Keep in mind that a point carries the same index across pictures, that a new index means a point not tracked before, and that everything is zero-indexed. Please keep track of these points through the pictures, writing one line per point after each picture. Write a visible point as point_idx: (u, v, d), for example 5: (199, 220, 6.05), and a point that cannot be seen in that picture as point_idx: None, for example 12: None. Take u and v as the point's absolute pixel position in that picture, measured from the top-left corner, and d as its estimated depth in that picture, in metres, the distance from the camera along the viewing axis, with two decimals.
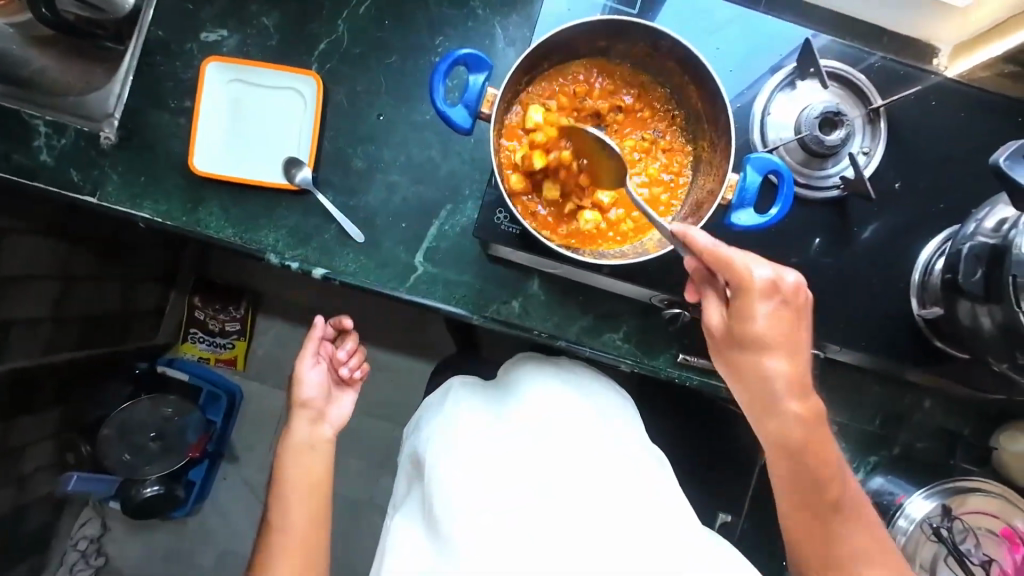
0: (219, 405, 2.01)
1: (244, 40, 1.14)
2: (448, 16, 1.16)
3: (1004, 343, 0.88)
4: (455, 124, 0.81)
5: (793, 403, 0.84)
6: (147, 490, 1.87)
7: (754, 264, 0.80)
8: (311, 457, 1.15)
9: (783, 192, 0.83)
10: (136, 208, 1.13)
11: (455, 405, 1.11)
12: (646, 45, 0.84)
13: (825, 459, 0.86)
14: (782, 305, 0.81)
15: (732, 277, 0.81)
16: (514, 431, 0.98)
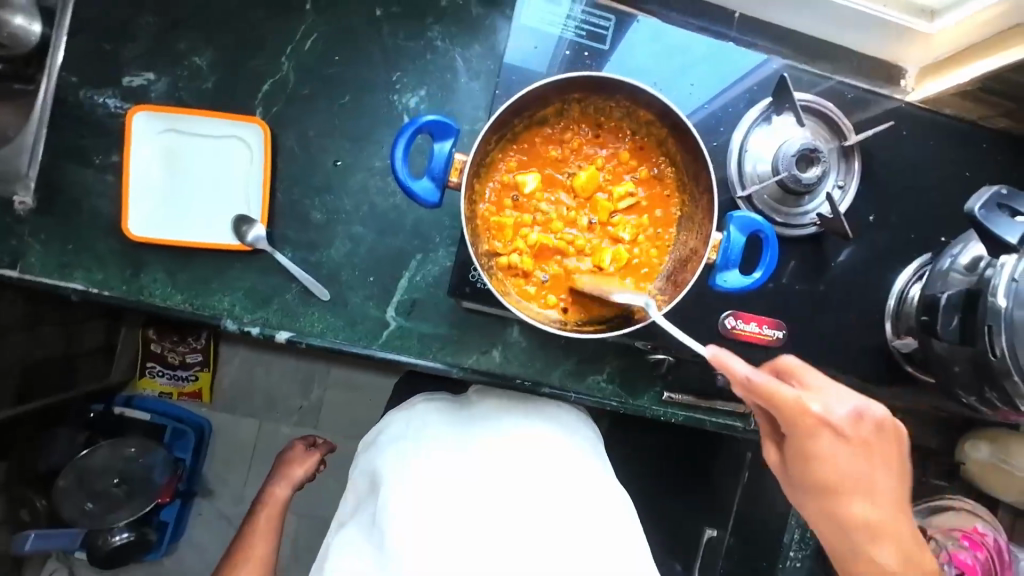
0: (185, 441, 1.91)
1: (174, 83, 1.02)
2: (404, 48, 1.06)
3: (973, 376, 0.88)
4: (421, 198, 0.74)
5: (862, 509, 0.77)
6: (117, 538, 1.77)
7: (811, 401, 0.76)
8: (271, 523, 1.26)
9: (766, 257, 0.79)
10: (66, 279, 1.01)
11: (431, 427, 1.01)
12: (619, 96, 0.79)
13: (850, 473, 0.77)
14: (841, 438, 0.76)
15: (784, 415, 0.77)
16: (497, 480, 0.92)
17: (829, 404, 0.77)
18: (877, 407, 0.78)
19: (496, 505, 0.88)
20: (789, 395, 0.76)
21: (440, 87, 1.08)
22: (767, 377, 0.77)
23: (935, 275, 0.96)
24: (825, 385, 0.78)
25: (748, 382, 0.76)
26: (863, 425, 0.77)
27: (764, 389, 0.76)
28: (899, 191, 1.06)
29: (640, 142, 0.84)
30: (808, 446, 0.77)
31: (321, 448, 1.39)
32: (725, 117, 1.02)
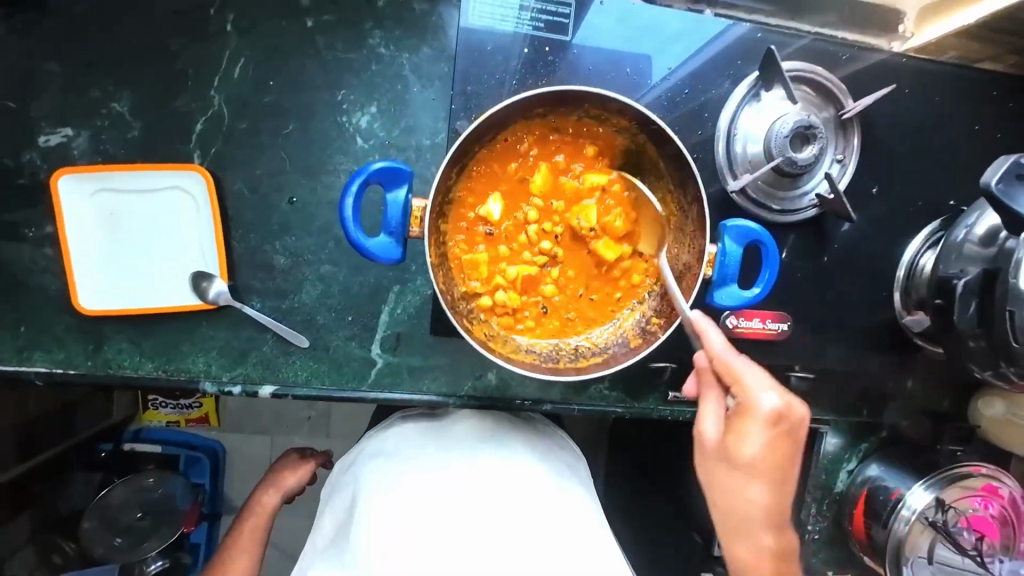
0: (202, 466, 1.63)
1: (97, 136, 0.92)
2: (345, 62, 0.95)
3: (989, 352, 0.81)
4: (379, 257, 0.66)
5: (759, 496, 0.72)
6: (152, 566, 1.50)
7: (766, 392, 0.70)
8: (257, 535, 1.17)
9: (765, 274, 0.74)
10: (26, 363, 0.95)
11: (388, 458, 0.95)
12: (594, 105, 0.72)
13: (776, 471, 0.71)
14: (786, 432, 0.71)
15: (738, 397, 0.71)
16: (459, 499, 0.85)
17: (784, 395, 0.71)
18: (796, 402, 0.71)
19: (459, 526, 0.82)
20: (750, 380, 0.71)
21: (391, 100, 0.96)
22: (736, 357, 0.73)
23: (947, 248, 0.88)
24: (768, 378, 0.72)
25: (720, 361, 0.73)
26: (783, 427, 0.70)
27: (729, 371, 0.72)
28: (905, 159, 1.00)
29: (611, 152, 0.76)
30: (741, 427, 0.71)
31: (314, 458, 1.26)
32: (710, 98, 0.94)
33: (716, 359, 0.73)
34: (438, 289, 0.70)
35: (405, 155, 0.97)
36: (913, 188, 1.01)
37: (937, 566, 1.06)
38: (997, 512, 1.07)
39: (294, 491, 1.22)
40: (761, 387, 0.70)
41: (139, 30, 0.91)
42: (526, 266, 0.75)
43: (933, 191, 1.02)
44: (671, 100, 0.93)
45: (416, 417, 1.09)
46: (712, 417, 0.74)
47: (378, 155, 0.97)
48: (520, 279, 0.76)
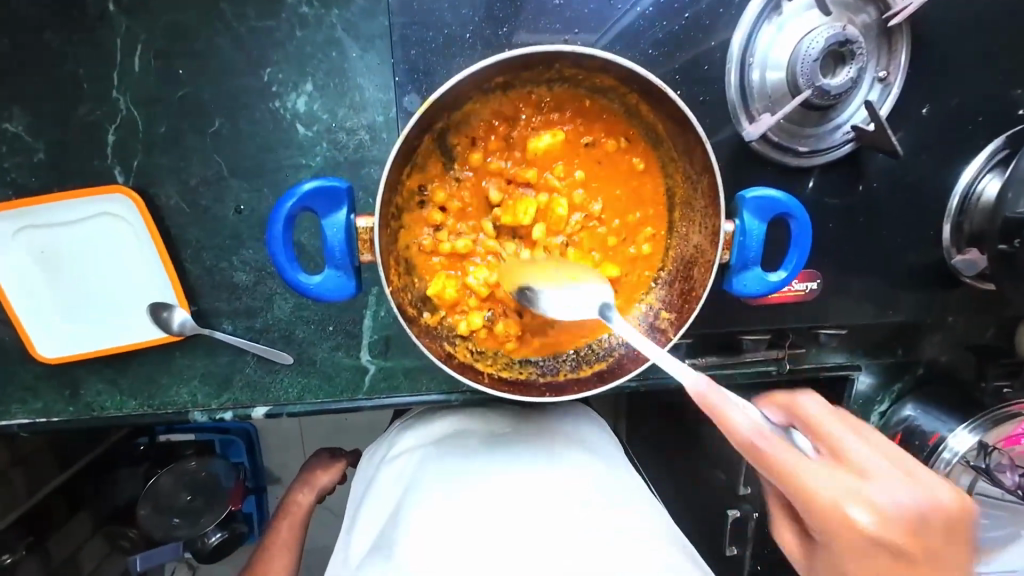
0: (238, 447, 1.47)
1: (1, 165, 0.80)
2: (262, 32, 0.78)
3: None
4: (330, 299, 0.58)
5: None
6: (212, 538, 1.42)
7: (854, 503, 0.49)
8: (291, 537, 1.05)
9: (792, 257, 0.63)
10: (6, 416, 0.89)
11: (420, 471, 0.78)
12: (568, 66, 0.57)
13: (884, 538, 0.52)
14: (894, 559, 0.49)
15: (799, 499, 0.50)
16: (505, 505, 0.69)
17: (872, 498, 0.50)
18: (945, 489, 0.52)
19: (506, 534, 0.65)
20: (825, 489, 0.49)
21: (328, 72, 0.80)
22: (788, 450, 0.50)
23: (1016, 175, 0.73)
24: (874, 459, 0.52)
25: (754, 451, 0.51)
26: (925, 530, 0.50)
27: (773, 468, 0.50)
28: (959, 66, 0.83)
29: (598, 120, 0.62)
30: (844, 562, 0.49)
31: (346, 457, 1.10)
32: (716, 17, 0.76)
33: (748, 452, 0.51)
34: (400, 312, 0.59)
35: (357, 138, 0.82)
36: (969, 101, 0.84)
37: (976, 500, 1.02)
38: None
39: (328, 490, 1.08)
40: (828, 488, 0.50)
41: (8, 28, 0.76)
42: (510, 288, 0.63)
43: (989, 97, 0.84)
44: (665, 30, 0.76)
45: (432, 411, 0.93)
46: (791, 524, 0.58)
47: (325, 142, 0.82)
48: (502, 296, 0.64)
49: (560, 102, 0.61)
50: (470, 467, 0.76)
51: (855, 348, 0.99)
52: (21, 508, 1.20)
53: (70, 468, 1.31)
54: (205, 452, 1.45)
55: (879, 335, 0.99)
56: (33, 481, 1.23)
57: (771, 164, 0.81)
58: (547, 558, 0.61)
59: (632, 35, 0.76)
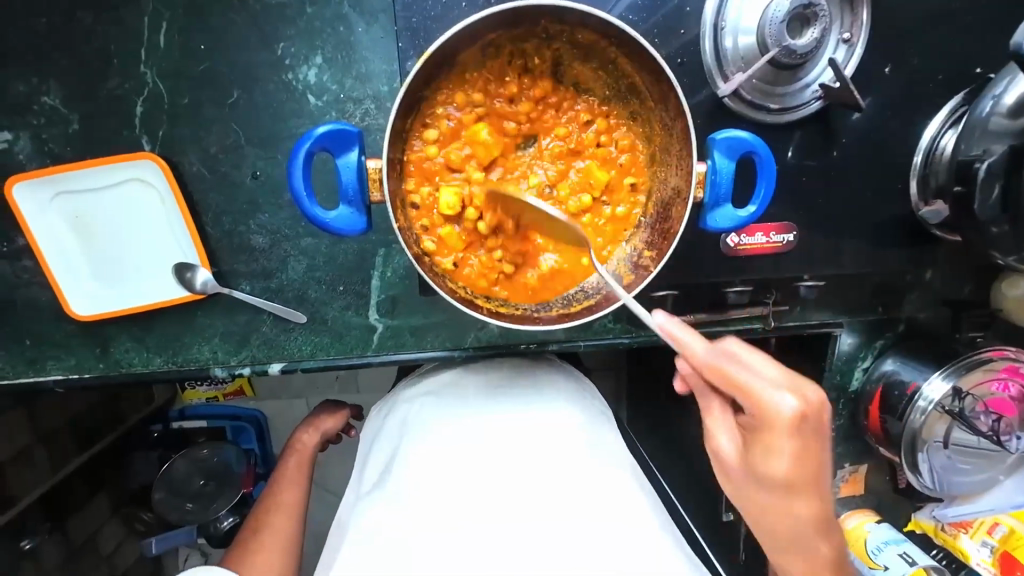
0: (248, 433, 1.55)
1: (38, 136, 0.87)
2: (276, 9, 0.86)
3: (1014, 235, 0.75)
4: (345, 233, 0.66)
5: (805, 510, 0.67)
6: (225, 523, 1.47)
7: (782, 392, 0.61)
8: (300, 474, 1.11)
9: (761, 190, 0.70)
10: (42, 372, 0.96)
11: (421, 417, 0.84)
12: (553, 20, 0.64)
13: (808, 480, 0.64)
14: (807, 433, 0.62)
15: (747, 398, 0.63)
16: (502, 460, 0.74)
17: (796, 388, 0.62)
18: (813, 386, 0.63)
19: (508, 494, 0.70)
20: (758, 386, 0.62)
21: (337, 46, 0.87)
22: (739, 367, 0.63)
23: (969, 126, 0.78)
24: (771, 371, 0.64)
25: (711, 368, 0.65)
26: (820, 415, 0.62)
27: (729, 381, 0.64)
28: (918, 28, 0.89)
29: (581, 76, 0.69)
30: (770, 441, 0.63)
31: (349, 406, 1.20)
32: None
33: (710, 371, 0.65)
34: (405, 247, 0.66)
35: (363, 107, 0.89)
36: (931, 60, 0.90)
37: (953, 449, 1.08)
38: (1016, 391, 1.06)
39: (333, 433, 1.16)
40: (763, 382, 0.62)
41: (45, 9, 0.84)
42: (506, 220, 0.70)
43: (949, 58, 0.90)
44: None
45: (439, 365, 1.00)
46: (726, 429, 0.70)
47: (334, 111, 0.89)
48: (500, 224, 0.70)
49: (558, 58, 0.68)
50: (476, 417, 0.82)
51: (836, 302, 1.04)
52: (46, 484, 1.28)
53: (91, 448, 1.39)
54: (215, 438, 1.54)
55: (856, 290, 1.04)
56: (56, 460, 1.30)
57: (747, 122, 0.87)
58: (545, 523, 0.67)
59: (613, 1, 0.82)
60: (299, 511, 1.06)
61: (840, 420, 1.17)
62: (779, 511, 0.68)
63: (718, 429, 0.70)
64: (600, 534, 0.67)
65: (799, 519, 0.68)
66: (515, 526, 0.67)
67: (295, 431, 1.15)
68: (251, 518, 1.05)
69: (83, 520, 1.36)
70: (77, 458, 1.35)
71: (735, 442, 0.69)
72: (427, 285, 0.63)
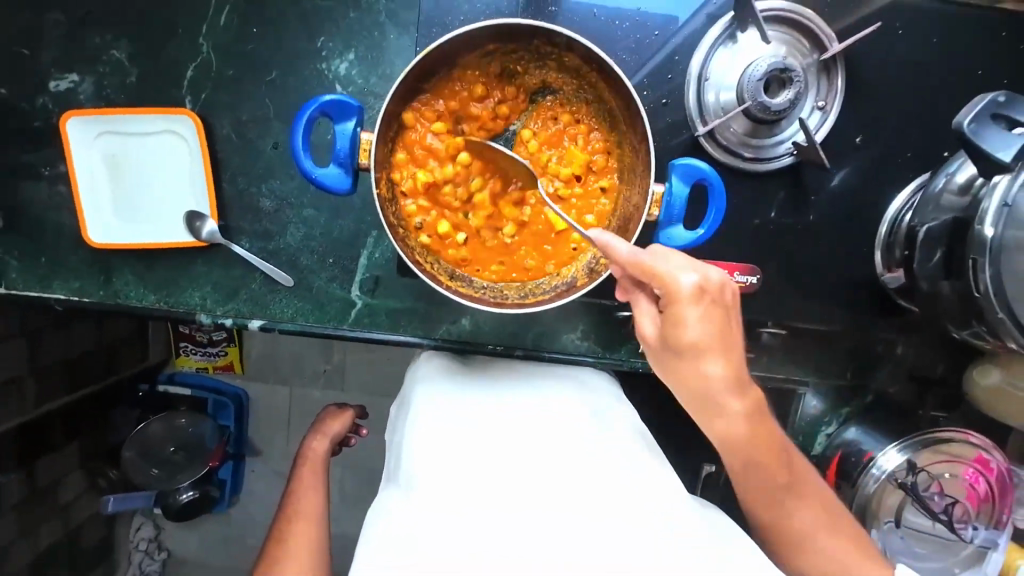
0: (227, 412, 1.64)
1: (99, 82, 1.00)
2: (323, 10, 0.99)
3: (959, 305, 0.78)
4: (331, 188, 0.75)
5: (730, 398, 0.74)
6: (183, 496, 1.58)
7: (687, 270, 0.67)
8: (316, 479, 1.12)
9: (711, 217, 0.77)
10: (47, 289, 1.05)
11: (425, 406, 0.86)
12: (545, 41, 0.73)
13: (731, 381, 0.72)
14: (713, 307, 0.68)
15: (660, 285, 0.68)
16: (502, 447, 0.77)
17: (703, 270, 0.67)
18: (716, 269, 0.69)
19: (510, 483, 0.72)
20: (669, 268, 0.67)
21: (368, 46, 0.99)
22: (654, 255, 0.67)
23: (926, 199, 0.84)
24: (692, 257, 0.68)
25: (639, 264, 0.68)
26: (724, 295, 0.68)
27: (646, 269, 0.68)
28: (893, 106, 0.96)
29: (568, 97, 0.78)
30: (679, 315, 0.68)
31: (352, 407, 1.25)
32: (681, 38, 0.92)
33: (637, 264, 0.68)
34: (383, 214, 0.74)
35: (382, 102, 1.00)
36: (903, 139, 0.97)
37: (905, 529, 1.06)
38: (981, 489, 1.06)
39: (341, 435, 1.19)
40: (674, 267, 0.67)
41: None
42: (482, 211, 0.78)
43: (921, 137, 0.97)
44: (639, 42, 0.92)
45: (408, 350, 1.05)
46: (648, 310, 0.74)
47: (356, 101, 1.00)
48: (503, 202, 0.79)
49: (548, 77, 0.78)
50: (468, 406, 0.85)
51: (799, 356, 1.06)
52: (25, 416, 1.32)
53: (76, 392, 1.45)
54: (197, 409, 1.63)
55: (821, 349, 1.06)
56: (43, 395, 1.36)
57: (722, 167, 0.94)
58: (553, 506, 0.69)
59: (613, 41, 0.92)
60: (321, 518, 1.06)
61: None
62: (705, 410, 0.76)
63: (643, 311, 0.74)
64: (609, 518, 0.68)
65: (715, 386, 0.72)
66: (519, 514, 0.68)
67: (306, 441, 1.17)
68: (272, 533, 1.04)
69: (52, 463, 1.42)
70: (65, 399, 1.42)
71: (655, 325, 0.73)
72: (401, 255, 0.70)
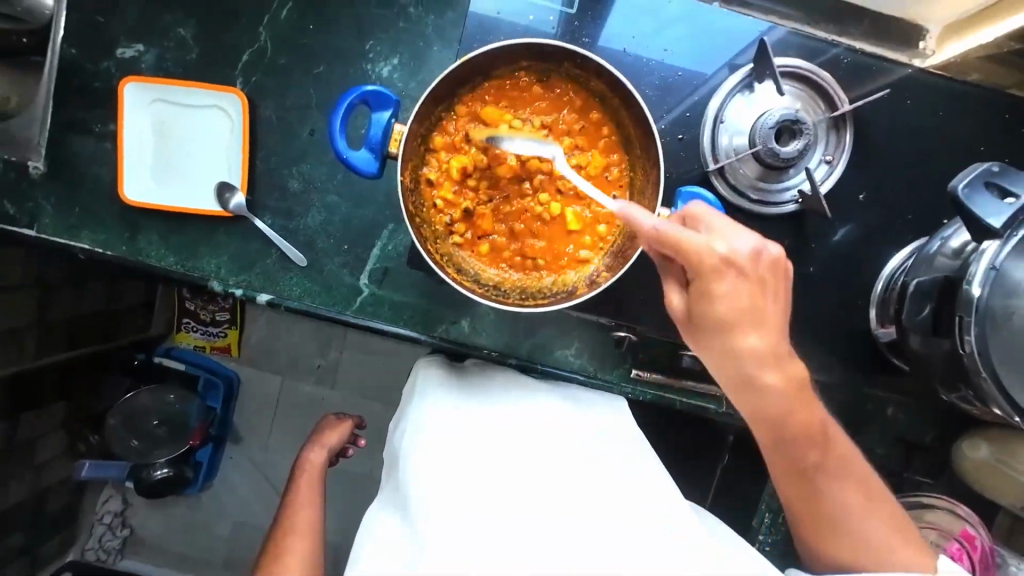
0: (217, 393, 1.72)
1: (162, 55, 1.09)
2: (376, 17, 1.07)
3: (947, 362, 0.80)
4: (360, 169, 0.81)
5: (754, 342, 0.78)
6: (159, 472, 1.62)
7: (716, 243, 0.75)
8: (313, 490, 1.19)
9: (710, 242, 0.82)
10: (75, 238, 1.10)
11: (430, 412, 0.92)
12: (574, 64, 0.79)
13: (772, 350, 0.79)
14: (742, 278, 0.76)
15: (690, 259, 0.75)
16: (503, 453, 0.84)
17: (733, 242, 0.76)
18: (774, 245, 0.79)
19: (511, 486, 0.78)
20: (698, 240, 0.74)
21: (412, 54, 1.07)
22: (680, 229, 0.74)
23: (923, 259, 0.87)
24: (729, 229, 0.77)
25: (660, 235, 0.74)
26: (759, 264, 0.77)
27: (674, 241, 0.74)
28: (898, 170, 1.01)
29: (589, 117, 0.84)
30: (711, 286, 0.76)
31: (351, 419, 1.29)
32: (701, 82, 0.98)
33: (658, 236, 0.74)
34: (405, 203, 0.78)
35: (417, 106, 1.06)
36: (905, 202, 1.01)
37: None
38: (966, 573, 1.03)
39: (338, 447, 1.25)
40: (701, 241, 0.75)
41: None
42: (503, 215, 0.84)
43: (922, 203, 1.01)
44: (662, 80, 0.98)
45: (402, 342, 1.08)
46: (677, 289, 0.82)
47: None
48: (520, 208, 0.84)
49: (574, 96, 0.84)
50: (471, 412, 0.92)
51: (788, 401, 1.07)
52: (23, 366, 1.31)
53: (75, 350, 1.45)
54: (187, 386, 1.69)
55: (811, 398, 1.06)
56: (44, 348, 1.35)
57: (729, 205, 0.99)
58: (551, 506, 0.75)
59: (639, 76, 0.98)
60: (316, 532, 1.13)
61: (778, 537, 1.14)
62: (733, 370, 0.81)
63: (673, 287, 0.82)
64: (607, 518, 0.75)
65: (751, 352, 0.78)
66: (514, 518, 0.73)
67: (306, 451, 1.23)
68: (271, 542, 1.11)
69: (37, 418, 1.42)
70: (65, 355, 1.42)
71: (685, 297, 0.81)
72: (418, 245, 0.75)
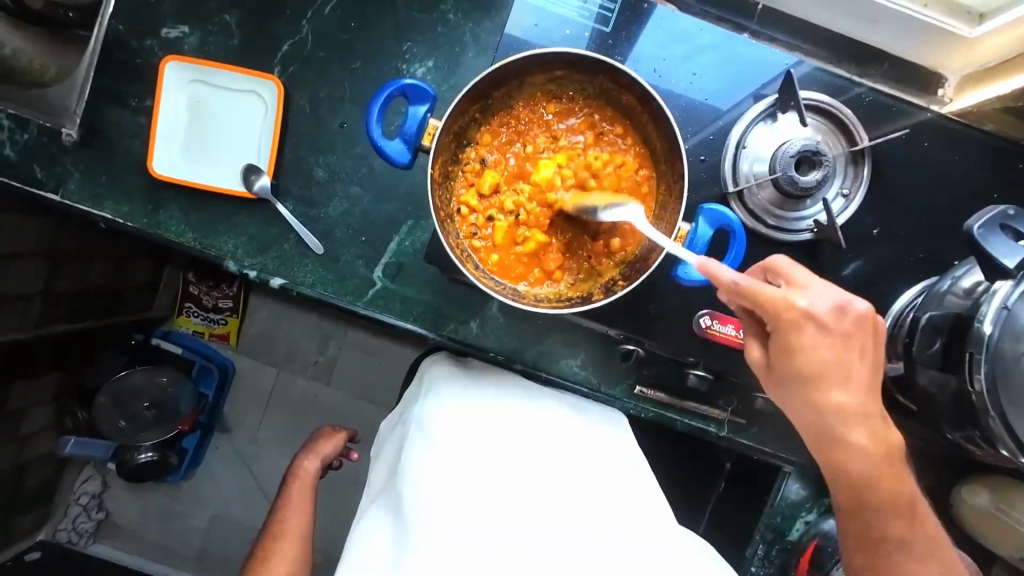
0: (211, 378, 1.70)
1: (205, 38, 1.12)
2: (416, 20, 1.10)
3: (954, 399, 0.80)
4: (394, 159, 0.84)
5: (841, 396, 0.78)
6: (142, 456, 1.59)
7: (794, 295, 0.76)
8: (305, 498, 1.17)
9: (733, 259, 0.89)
10: (98, 207, 1.12)
11: (435, 410, 0.94)
12: (608, 77, 0.82)
13: (826, 405, 0.79)
14: (827, 331, 0.76)
15: (773, 317, 0.77)
16: (508, 459, 0.88)
17: (815, 300, 0.76)
18: (860, 300, 0.77)
19: (516, 489, 0.83)
20: (775, 295, 0.76)
21: (447, 59, 1.10)
22: (754, 280, 0.76)
23: (934, 295, 0.88)
24: (812, 285, 0.78)
25: (737, 289, 0.76)
26: (845, 318, 0.76)
27: (754, 293, 0.76)
28: (911, 210, 1.03)
29: (616, 129, 0.87)
30: (793, 340, 0.76)
31: (346, 431, 1.27)
32: (726, 108, 1.01)
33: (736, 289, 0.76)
34: (434, 198, 0.80)
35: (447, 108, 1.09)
36: (917, 241, 1.03)
37: None
38: None
39: (332, 457, 1.22)
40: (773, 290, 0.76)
41: None
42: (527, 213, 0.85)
43: (934, 243, 1.03)
44: (689, 103, 1.01)
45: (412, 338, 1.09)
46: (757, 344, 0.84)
47: None
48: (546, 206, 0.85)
49: (604, 109, 0.87)
50: (477, 414, 0.95)
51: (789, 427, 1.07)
52: (22, 334, 1.29)
53: (76, 323, 1.43)
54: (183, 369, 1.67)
55: None
56: (44, 318, 1.34)
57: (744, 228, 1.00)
58: (553, 513, 0.81)
59: (667, 97, 1.01)
60: (306, 535, 1.11)
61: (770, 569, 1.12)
62: (818, 426, 0.80)
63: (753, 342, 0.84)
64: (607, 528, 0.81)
65: (837, 409, 0.79)
66: (519, 520, 0.79)
67: (300, 460, 1.21)
68: (260, 545, 1.10)
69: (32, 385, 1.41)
70: (65, 327, 1.41)
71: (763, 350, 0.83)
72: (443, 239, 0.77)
